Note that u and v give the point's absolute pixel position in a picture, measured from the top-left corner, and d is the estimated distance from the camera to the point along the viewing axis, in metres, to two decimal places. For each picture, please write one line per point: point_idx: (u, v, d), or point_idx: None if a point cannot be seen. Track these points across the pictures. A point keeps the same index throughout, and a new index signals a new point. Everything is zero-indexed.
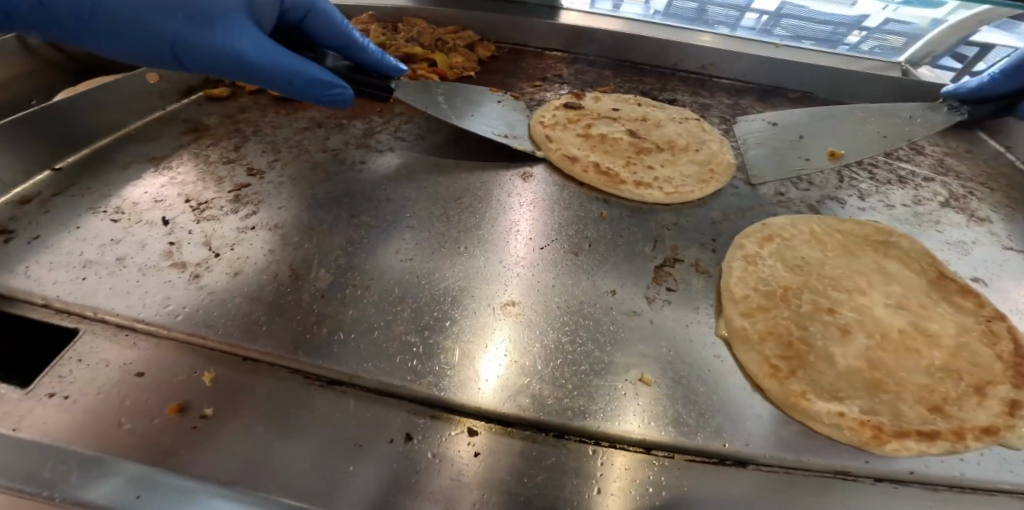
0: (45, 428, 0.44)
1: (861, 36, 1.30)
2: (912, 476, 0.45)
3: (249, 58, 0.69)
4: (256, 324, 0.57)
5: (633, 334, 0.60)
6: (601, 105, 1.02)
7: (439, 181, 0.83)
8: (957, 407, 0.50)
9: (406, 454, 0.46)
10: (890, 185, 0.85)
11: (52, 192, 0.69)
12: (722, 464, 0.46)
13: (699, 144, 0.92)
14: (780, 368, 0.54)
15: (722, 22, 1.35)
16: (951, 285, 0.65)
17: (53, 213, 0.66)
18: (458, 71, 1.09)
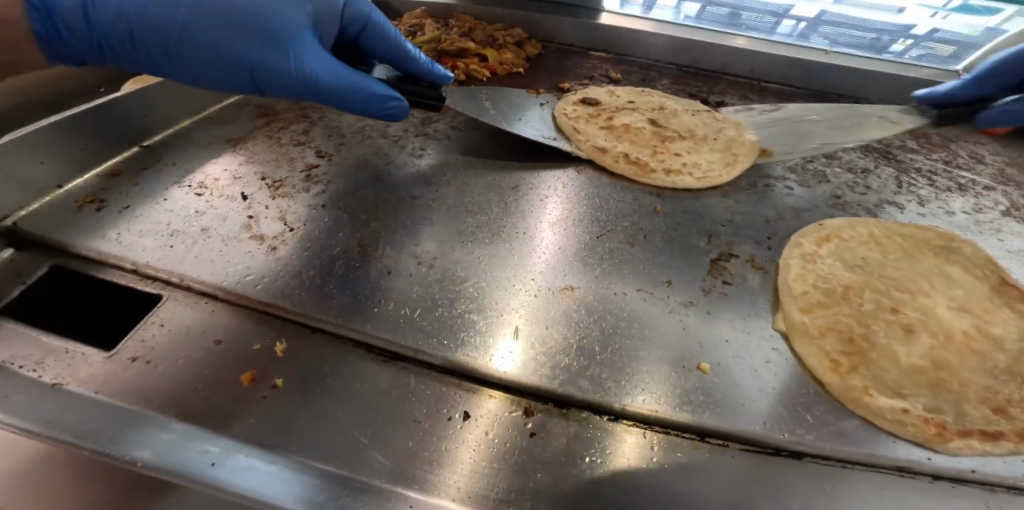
0: (138, 389, 0.50)
1: (907, 44, 1.26)
2: (973, 475, 0.45)
3: (318, 80, 0.66)
4: (329, 295, 0.61)
5: (693, 326, 0.61)
6: (617, 98, 1.03)
7: (493, 170, 0.85)
8: (1023, 410, 0.50)
9: (466, 432, 0.49)
10: (950, 192, 0.84)
11: (139, 166, 0.75)
12: (779, 455, 0.47)
13: (715, 134, 0.94)
14: (840, 363, 0.54)
15: (758, 27, 1.32)
16: (1016, 292, 0.64)
17: (141, 186, 0.71)
18: (508, 66, 1.11)
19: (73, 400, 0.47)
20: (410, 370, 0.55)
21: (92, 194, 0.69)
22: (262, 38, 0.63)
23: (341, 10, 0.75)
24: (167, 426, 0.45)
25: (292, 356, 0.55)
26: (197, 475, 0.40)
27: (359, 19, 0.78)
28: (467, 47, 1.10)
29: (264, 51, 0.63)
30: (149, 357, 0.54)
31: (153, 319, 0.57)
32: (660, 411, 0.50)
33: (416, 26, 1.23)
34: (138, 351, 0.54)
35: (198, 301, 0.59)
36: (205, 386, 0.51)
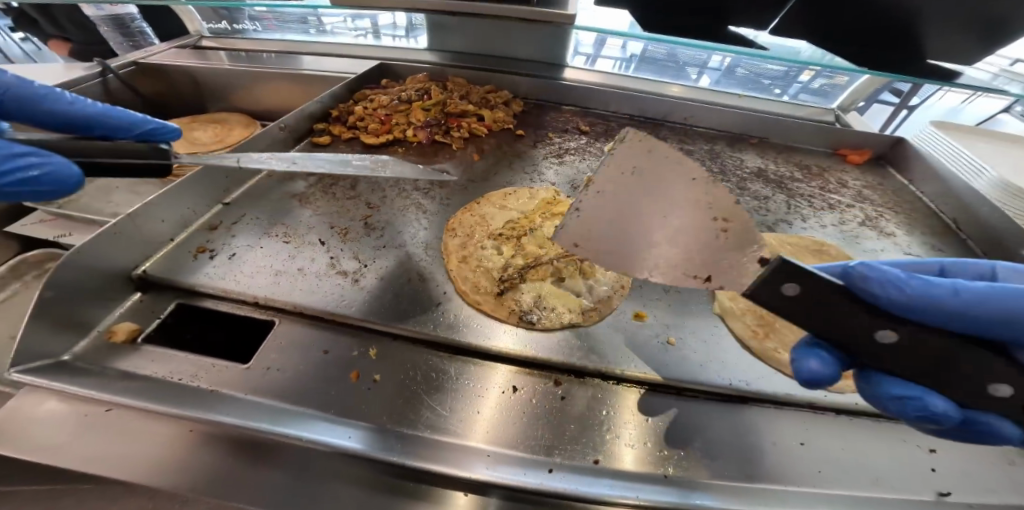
0: (276, 389, 0.69)
1: (811, 76, 1.72)
2: (857, 406, 0.76)
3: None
4: (405, 311, 0.82)
5: (663, 315, 0.88)
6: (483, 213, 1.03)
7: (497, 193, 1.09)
8: None
9: (516, 399, 0.70)
10: (823, 211, 1.15)
11: (230, 221, 0.96)
12: (732, 400, 0.74)
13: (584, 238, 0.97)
14: (758, 331, 0.85)
15: (691, 64, 1.84)
16: None
17: (239, 237, 0.92)
18: (498, 123, 1.37)
19: (235, 400, 0.65)
20: (469, 361, 0.75)
21: (201, 245, 0.89)
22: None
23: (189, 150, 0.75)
24: (310, 414, 0.64)
25: (381, 358, 0.75)
26: (344, 442, 0.59)
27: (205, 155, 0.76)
28: (465, 109, 1.35)
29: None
30: (276, 365, 0.72)
31: (271, 337, 0.76)
32: (646, 374, 0.76)
33: (421, 87, 1.44)
34: (270, 361, 0.72)
35: (307, 323, 0.79)
36: (325, 385, 0.70)
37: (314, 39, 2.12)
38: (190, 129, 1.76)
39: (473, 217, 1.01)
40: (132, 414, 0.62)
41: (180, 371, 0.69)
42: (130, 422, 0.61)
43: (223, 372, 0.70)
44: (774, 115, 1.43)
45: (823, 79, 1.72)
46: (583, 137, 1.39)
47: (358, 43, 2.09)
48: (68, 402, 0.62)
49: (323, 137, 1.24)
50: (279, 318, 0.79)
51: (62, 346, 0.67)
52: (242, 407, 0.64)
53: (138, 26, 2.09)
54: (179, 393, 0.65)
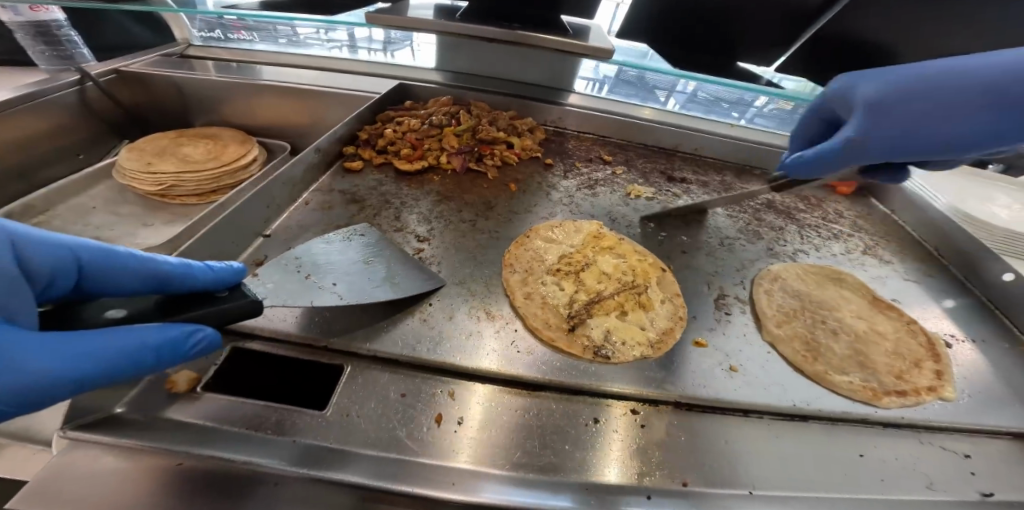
0: (362, 438, 0.68)
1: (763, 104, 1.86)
2: (906, 419, 0.85)
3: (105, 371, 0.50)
4: (481, 350, 0.83)
5: (721, 343, 0.94)
6: (531, 247, 1.05)
7: (540, 226, 1.12)
8: (910, 376, 0.93)
9: (598, 431, 0.73)
10: (830, 240, 1.29)
11: (275, 255, 0.94)
12: (792, 419, 0.82)
13: (637, 276, 1.00)
14: (808, 356, 0.93)
15: (659, 87, 1.92)
16: (881, 303, 1.10)
17: None
18: (528, 151, 1.40)
19: (323, 451, 0.64)
20: (549, 397, 0.78)
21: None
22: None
23: (148, 279, 0.64)
24: (404, 463, 0.64)
25: (459, 398, 0.75)
26: (448, 491, 0.59)
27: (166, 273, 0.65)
28: (495, 136, 1.36)
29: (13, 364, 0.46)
30: (355, 412, 0.71)
31: (345, 378, 0.76)
32: (715, 398, 0.82)
33: (448, 112, 1.44)
34: (347, 408, 0.71)
35: (384, 368, 0.79)
36: (412, 431, 0.69)
37: (288, 51, 1.95)
38: (180, 145, 1.63)
39: (527, 251, 1.04)
40: (210, 468, 0.58)
41: (259, 423, 0.67)
42: (204, 483, 0.57)
43: (306, 420, 0.69)
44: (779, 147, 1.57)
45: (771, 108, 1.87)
46: (608, 166, 1.44)
47: (332, 56, 1.92)
48: (129, 456, 0.58)
49: (354, 162, 1.22)
50: (352, 365, 0.78)
51: (113, 400, 0.66)
52: (332, 456, 0.63)
53: (66, 33, 1.75)
54: (263, 444, 0.63)
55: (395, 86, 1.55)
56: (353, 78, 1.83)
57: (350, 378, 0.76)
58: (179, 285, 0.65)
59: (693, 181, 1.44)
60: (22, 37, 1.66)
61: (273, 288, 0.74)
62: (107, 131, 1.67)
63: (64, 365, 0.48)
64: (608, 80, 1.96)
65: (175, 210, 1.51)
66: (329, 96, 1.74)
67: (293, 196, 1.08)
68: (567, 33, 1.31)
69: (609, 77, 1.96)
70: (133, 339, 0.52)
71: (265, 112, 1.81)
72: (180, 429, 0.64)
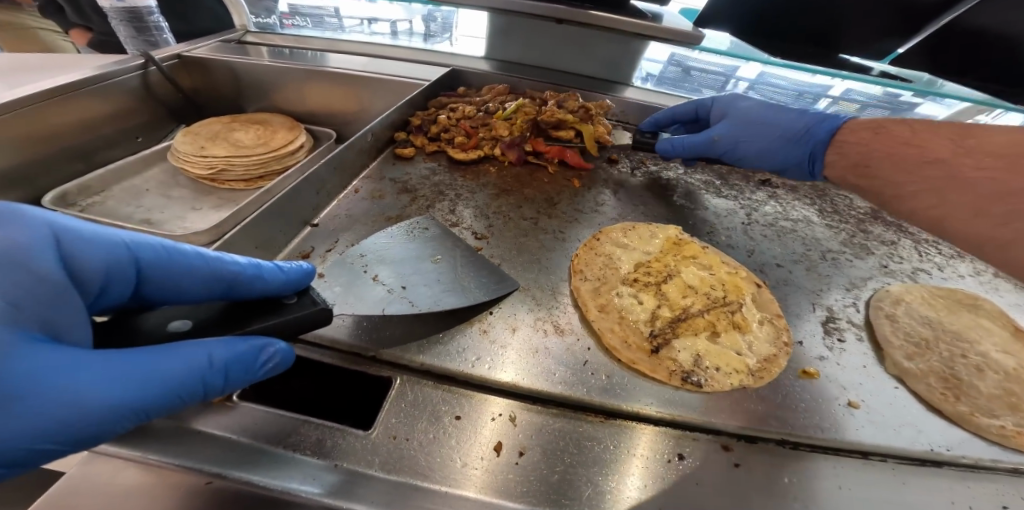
0: (412, 463, 0.57)
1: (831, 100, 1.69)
2: None
3: (170, 386, 0.44)
4: (549, 369, 0.71)
5: (835, 374, 0.77)
6: (600, 251, 0.92)
7: (610, 228, 0.99)
8: None
9: (688, 471, 0.59)
10: (955, 259, 1.08)
11: (323, 247, 0.86)
12: (922, 464, 0.66)
13: (732, 294, 0.85)
14: (947, 394, 0.75)
15: (710, 84, 1.75)
16: None
17: None
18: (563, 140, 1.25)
19: (368, 482, 0.54)
20: (625, 425, 0.64)
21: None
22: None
23: (211, 283, 0.58)
24: (459, 500, 0.53)
25: (523, 423, 0.63)
26: None
27: (230, 276, 0.58)
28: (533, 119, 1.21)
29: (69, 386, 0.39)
30: (406, 432, 0.61)
31: (394, 395, 0.65)
32: (830, 438, 0.66)
33: (502, 101, 1.34)
34: (395, 429, 0.61)
35: (437, 384, 0.68)
36: (471, 461, 0.58)
37: (338, 37, 1.91)
38: (232, 130, 1.61)
39: (598, 256, 0.91)
40: (241, 490, 0.50)
41: (299, 442, 0.58)
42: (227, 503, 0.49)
43: (349, 442, 0.59)
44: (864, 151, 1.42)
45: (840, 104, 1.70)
46: (677, 163, 1.30)
47: (381, 43, 1.87)
48: (153, 472, 0.51)
49: (406, 148, 1.14)
50: (402, 378, 0.68)
51: None
52: (352, 490, 0.52)
53: (155, 22, 1.72)
54: (297, 472, 0.53)
55: (448, 72, 1.47)
56: (402, 65, 1.76)
57: (401, 393, 0.66)
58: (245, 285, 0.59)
59: (780, 184, 1.26)
60: (117, 24, 1.65)
61: (340, 292, 0.72)
62: (168, 115, 1.69)
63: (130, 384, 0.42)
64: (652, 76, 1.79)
65: (224, 195, 1.49)
66: (379, 83, 1.67)
67: (342, 183, 1.00)
68: (639, 14, 1.18)
69: (653, 76, 1.78)
70: (200, 355, 0.46)
71: (314, 99, 1.77)
72: (211, 442, 0.56)
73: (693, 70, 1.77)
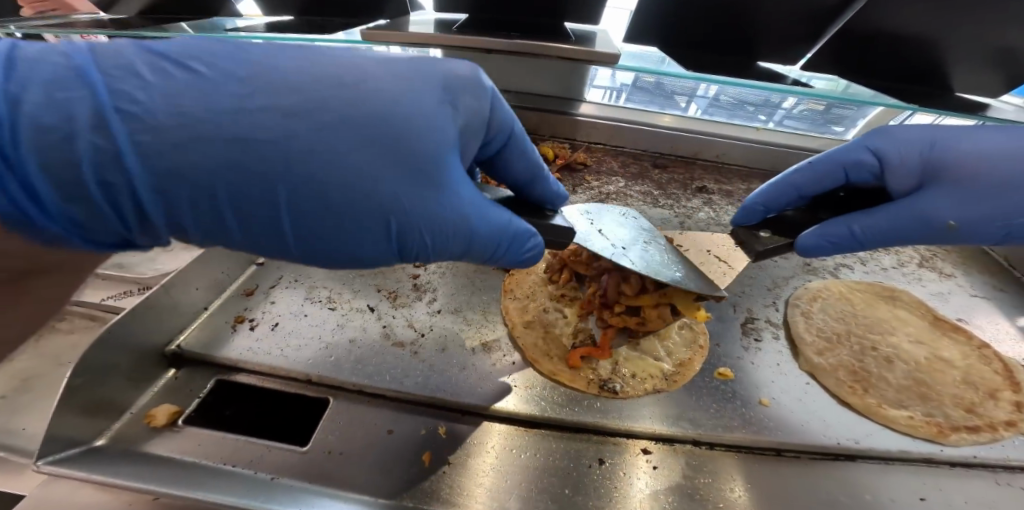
0: (350, 479, 0.64)
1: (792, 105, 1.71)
2: (976, 459, 0.71)
3: (477, 228, 0.63)
4: (476, 387, 0.78)
5: (750, 374, 0.82)
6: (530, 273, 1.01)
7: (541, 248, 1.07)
8: (981, 407, 0.77)
9: (605, 474, 0.66)
10: (880, 252, 1.14)
11: (267, 283, 0.99)
12: (837, 459, 0.70)
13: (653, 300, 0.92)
14: (857, 387, 0.79)
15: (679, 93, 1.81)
16: (945, 323, 0.93)
17: (278, 302, 0.94)
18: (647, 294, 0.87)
19: (301, 492, 0.61)
20: (548, 434, 0.71)
21: (240, 314, 0.90)
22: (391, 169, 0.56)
23: None
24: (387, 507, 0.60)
25: (450, 435, 0.71)
26: None
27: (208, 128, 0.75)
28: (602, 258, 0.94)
29: (416, 194, 0.58)
30: (340, 448, 0.68)
31: (330, 415, 0.73)
32: (741, 437, 0.72)
33: None
34: (331, 445, 0.69)
35: (369, 401, 0.76)
36: (401, 474, 0.65)
37: None
38: None
39: (529, 275, 1.01)
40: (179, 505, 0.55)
41: (241, 461, 0.66)
42: None
43: (289, 459, 0.66)
44: (793, 151, 1.52)
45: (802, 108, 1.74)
46: (618, 177, 1.37)
47: None
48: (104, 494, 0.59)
49: None
50: (338, 399, 0.76)
51: (90, 433, 0.65)
52: (299, 497, 0.59)
53: None
54: (240, 486, 0.60)
55: None
56: None
57: (336, 413, 0.73)
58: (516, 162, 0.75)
59: (715, 190, 1.33)
60: None
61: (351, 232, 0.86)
62: None
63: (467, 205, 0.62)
64: (624, 88, 1.84)
65: None
66: None
67: None
68: (568, 39, 1.26)
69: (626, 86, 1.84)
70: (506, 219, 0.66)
71: None
72: (162, 465, 0.64)
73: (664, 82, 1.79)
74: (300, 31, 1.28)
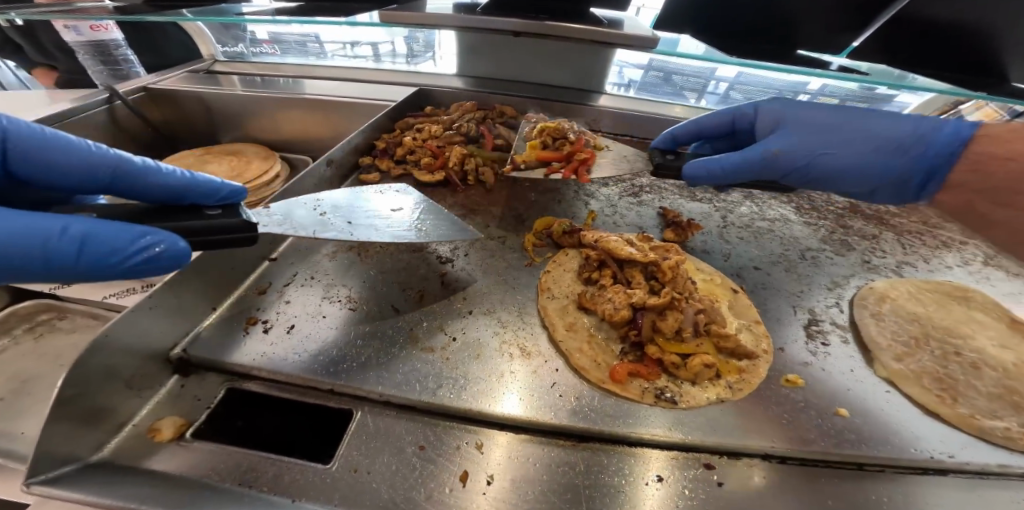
0: (380, 499, 0.56)
1: (809, 96, 1.59)
2: None
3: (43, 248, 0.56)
4: (516, 396, 0.70)
5: (820, 381, 0.74)
6: (563, 272, 0.94)
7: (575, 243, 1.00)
8: None
9: (669, 495, 0.57)
10: (941, 249, 1.05)
11: (282, 282, 0.91)
12: (929, 476, 0.62)
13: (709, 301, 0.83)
14: (944, 396, 0.70)
15: (690, 87, 1.73)
16: None
17: (293, 302, 0.86)
18: (683, 326, 0.77)
19: None
20: (600, 449, 0.63)
21: (252, 316, 0.82)
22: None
23: None
24: None
25: (490, 450, 0.62)
26: None
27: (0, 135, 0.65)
28: (663, 265, 0.83)
29: None
30: (367, 465, 0.60)
31: (355, 428, 0.65)
32: (819, 451, 0.63)
33: (469, 120, 1.38)
34: (356, 461, 0.60)
35: (397, 412, 0.68)
36: (437, 494, 0.57)
37: (315, 63, 1.91)
38: (203, 162, 1.59)
39: (564, 272, 0.94)
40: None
41: (255, 479, 0.58)
42: None
43: (308, 478, 0.58)
44: None
45: (817, 102, 1.59)
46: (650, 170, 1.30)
47: (362, 68, 1.86)
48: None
49: (372, 175, 1.16)
50: (363, 410, 0.68)
51: (86, 446, 0.57)
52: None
53: (123, 54, 1.84)
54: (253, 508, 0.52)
55: (417, 92, 1.50)
56: (376, 88, 1.77)
57: (361, 426, 0.65)
58: (131, 177, 0.73)
59: None
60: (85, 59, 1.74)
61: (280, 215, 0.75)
62: (138, 148, 1.68)
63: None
64: (634, 83, 1.76)
65: None
66: (351, 106, 1.67)
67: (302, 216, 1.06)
68: (598, 22, 1.18)
69: (634, 83, 1.77)
70: (55, 224, 0.58)
71: (287, 126, 1.76)
72: (167, 483, 0.56)
73: (673, 75, 1.74)
74: (312, 14, 1.20)
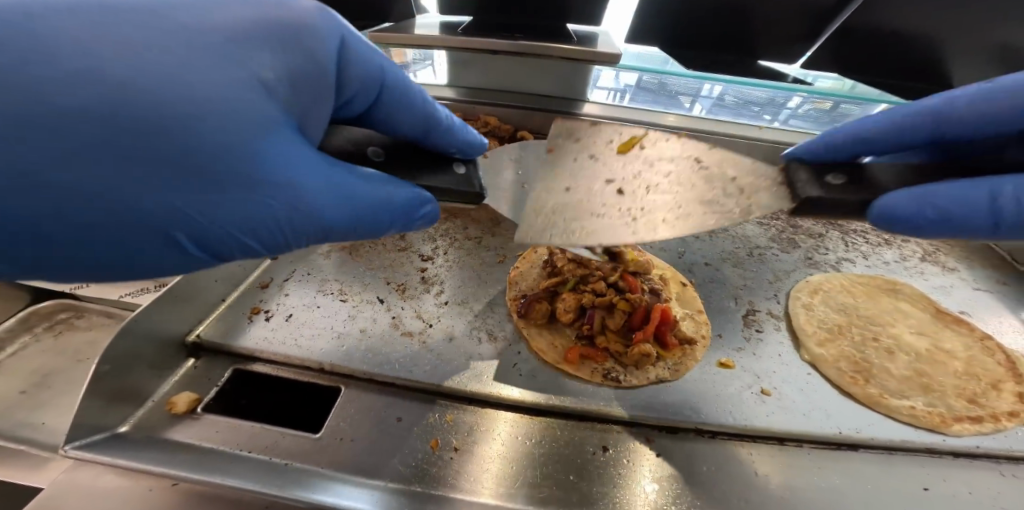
0: (364, 462, 0.66)
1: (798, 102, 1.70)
2: (979, 448, 0.72)
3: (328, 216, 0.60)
4: (485, 376, 0.80)
5: (751, 364, 0.84)
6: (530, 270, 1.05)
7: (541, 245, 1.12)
8: (985, 398, 0.78)
9: (608, 459, 0.68)
10: (882, 246, 1.15)
11: (282, 277, 1.02)
12: (837, 448, 0.71)
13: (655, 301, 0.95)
14: (857, 377, 0.80)
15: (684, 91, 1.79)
16: (948, 316, 0.94)
17: (292, 294, 0.98)
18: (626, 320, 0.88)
19: (315, 476, 0.63)
20: (554, 422, 0.74)
21: (256, 306, 0.94)
22: (218, 175, 0.51)
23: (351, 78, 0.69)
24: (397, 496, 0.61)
25: (458, 423, 0.73)
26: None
27: (373, 88, 0.72)
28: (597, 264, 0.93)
29: (202, 195, 0.51)
30: (353, 435, 0.71)
31: (342, 404, 0.75)
32: (743, 424, 0.73)
33: None
34: (343, 431, 0.71)
35: (380, 389, 0.78)
36: (412, 459, 0.67)
37: None
38: None
39: (532, 268, 1.05)
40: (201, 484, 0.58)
41: (260, 445, 0.69)
42: None
43: (303, 444, 0.69)
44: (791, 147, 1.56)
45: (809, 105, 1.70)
46: None
47: None
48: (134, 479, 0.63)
49: None
50: (351, 387, 0.79)
51: (115, 419, 0.68)
52: (326, 485, 0.61)
53: None
54: (257, 470, 0.63)
55: None
56: None
57: (348, 401, 0.76)
58: (410, 114, 0.73)
59: None
60: None
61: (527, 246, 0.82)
62: None
63: (314, 190, 0.57)
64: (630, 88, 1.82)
65: None
66: None
67: None
68: (571, 39, 1.28)
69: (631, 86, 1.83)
70: (359, 191, 0.60)
71: None
72: (185, 449, 0.67)
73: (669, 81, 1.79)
74: None
